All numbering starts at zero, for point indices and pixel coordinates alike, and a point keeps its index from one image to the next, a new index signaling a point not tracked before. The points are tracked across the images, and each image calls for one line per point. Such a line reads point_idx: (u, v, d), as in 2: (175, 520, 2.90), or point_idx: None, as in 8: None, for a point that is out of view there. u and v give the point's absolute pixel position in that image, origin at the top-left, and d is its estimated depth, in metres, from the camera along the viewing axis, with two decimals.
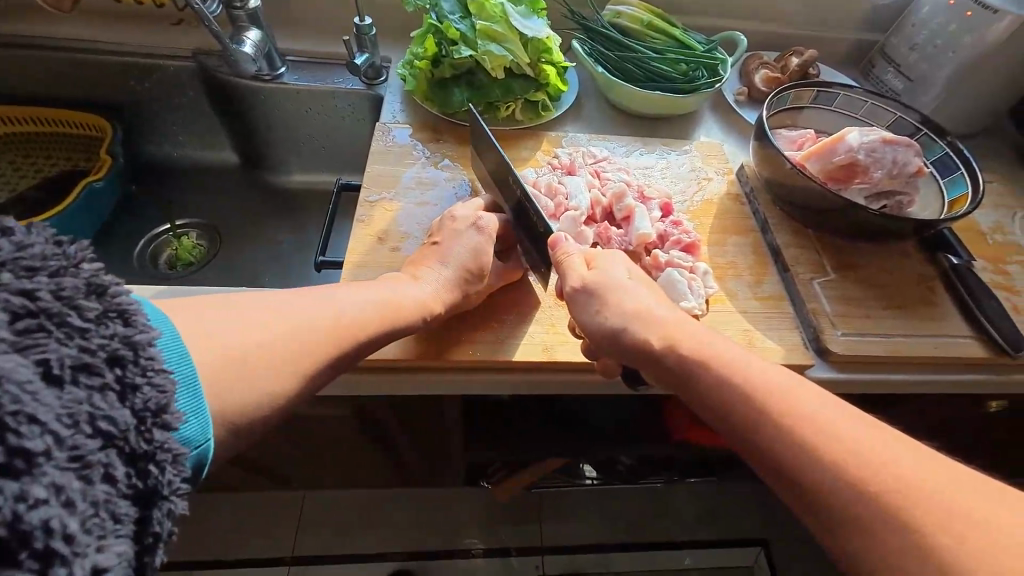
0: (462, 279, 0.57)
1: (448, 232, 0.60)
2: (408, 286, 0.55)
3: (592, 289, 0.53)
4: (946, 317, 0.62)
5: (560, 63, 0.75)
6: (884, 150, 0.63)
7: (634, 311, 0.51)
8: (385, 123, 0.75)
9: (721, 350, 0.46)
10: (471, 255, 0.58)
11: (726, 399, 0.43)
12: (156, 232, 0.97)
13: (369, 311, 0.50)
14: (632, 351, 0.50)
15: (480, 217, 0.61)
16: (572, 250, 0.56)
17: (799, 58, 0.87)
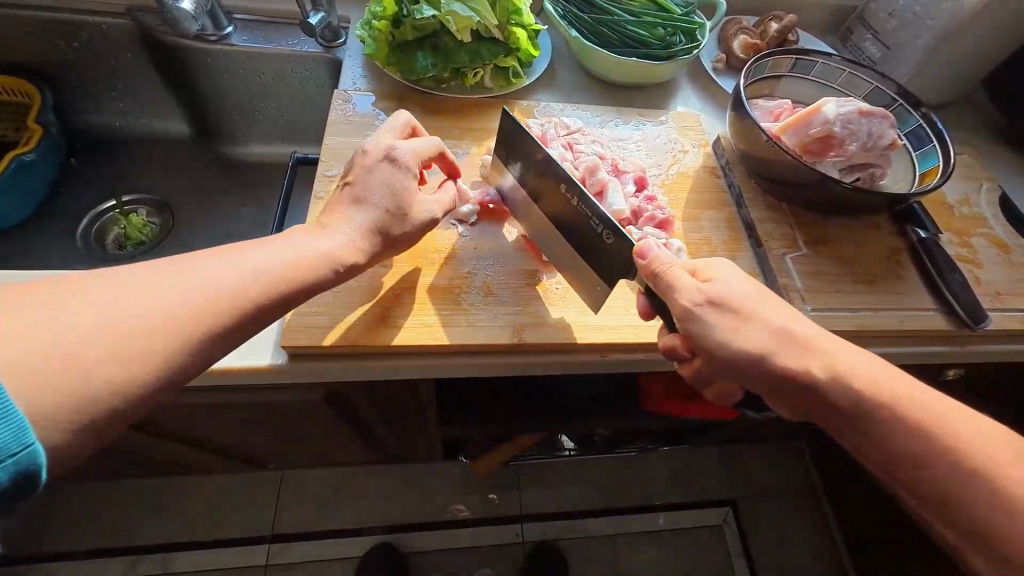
0: (383, 221, 0.52)
1: (360, 170, 0.53)
2: (315, 237, 0.49)
3: (718, 306, 0.46)
4: (912, 291, 0.63)
5: (531, 26, 0.71)
6: (861, 122, 0.61)
7: (777, 337, 0.45)
8: (345, 90, 0.70)
9: (883, 377, 0.43)
10: (392, 193, 0.53)
11: (879, 422, 0.42)
12: (100, 209, 0.90)
13: (256, 273, 0.44)
14: (758, 371, 0.45)
15: (393, 148, 0.54)
16: (668, 259, 0.49)
17: (778, 24, 0.84)
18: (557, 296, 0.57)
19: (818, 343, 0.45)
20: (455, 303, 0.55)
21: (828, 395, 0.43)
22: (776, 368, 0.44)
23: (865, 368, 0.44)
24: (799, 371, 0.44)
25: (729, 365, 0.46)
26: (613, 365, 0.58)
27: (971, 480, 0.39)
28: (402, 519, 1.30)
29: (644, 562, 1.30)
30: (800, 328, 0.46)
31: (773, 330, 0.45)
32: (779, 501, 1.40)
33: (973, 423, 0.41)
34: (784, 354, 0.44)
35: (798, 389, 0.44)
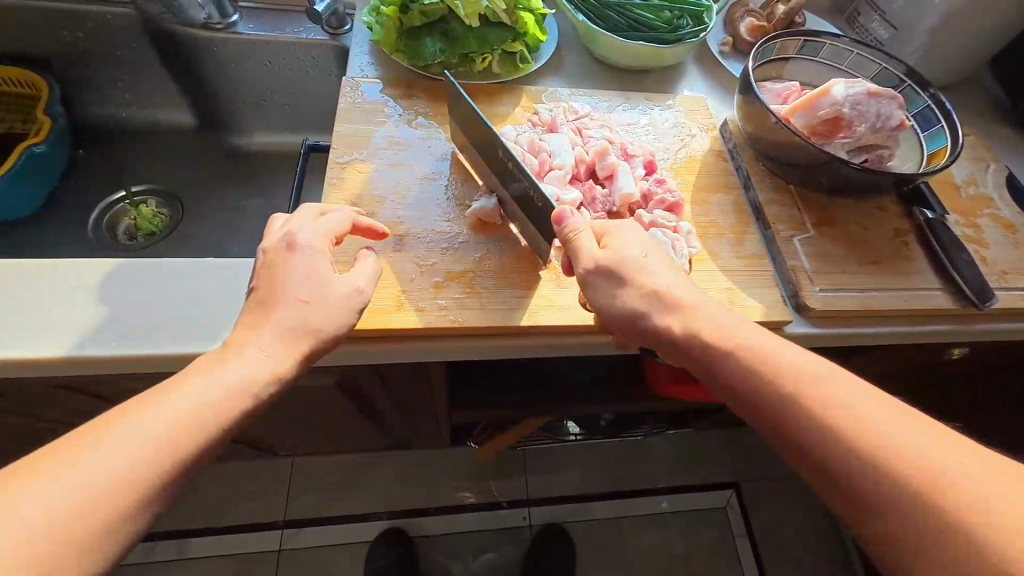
0: (304, 318, 0.45)
1: (265, 271, 0.47)
2: (239, 354, 0.42)
3: (608, 269, 0.49)
4: (918, 271, 0.64)
5: (538, 10, 0.70)
6: (869, 103, 0.61)
7: (655, 296, 0.48)
8: (353, 77, 0.70)
9: (743, 336, 0.46)
10: (308, 282, 0.46)
11: (773, 404, 0.43)
12: (110, 200, 0.90)
13: (234, 394, 0.40)
14: (654, 338, 0.49)
15: (299, 235, 0.48)
16: (580, 224, 0.52)
17: (786, 6, 0.84)
18: (567, 280, 0.58)
19: (688, 304, 0.48)
20: (469, 287, 0.56)
21: (691, 352, 0.47)
22: (650, 325, 0.48)
23: (729, 328, 0.46)
24: (666, 328, 0.48)
25: (613, 320, 0.50)
26: (624, 345, 0.59)
27: (816, 434, 0.40)
28: (411, 504, 1.32)
29: (648, 544, 1.33)
30: (677, 289, 0.49)
31: (651, 291, 0.48)
32: (781, 483, 1.42)
33: (832, 379, 0.42)
34: (658, 314, 0.48)
35: (667, 346, 0.48)
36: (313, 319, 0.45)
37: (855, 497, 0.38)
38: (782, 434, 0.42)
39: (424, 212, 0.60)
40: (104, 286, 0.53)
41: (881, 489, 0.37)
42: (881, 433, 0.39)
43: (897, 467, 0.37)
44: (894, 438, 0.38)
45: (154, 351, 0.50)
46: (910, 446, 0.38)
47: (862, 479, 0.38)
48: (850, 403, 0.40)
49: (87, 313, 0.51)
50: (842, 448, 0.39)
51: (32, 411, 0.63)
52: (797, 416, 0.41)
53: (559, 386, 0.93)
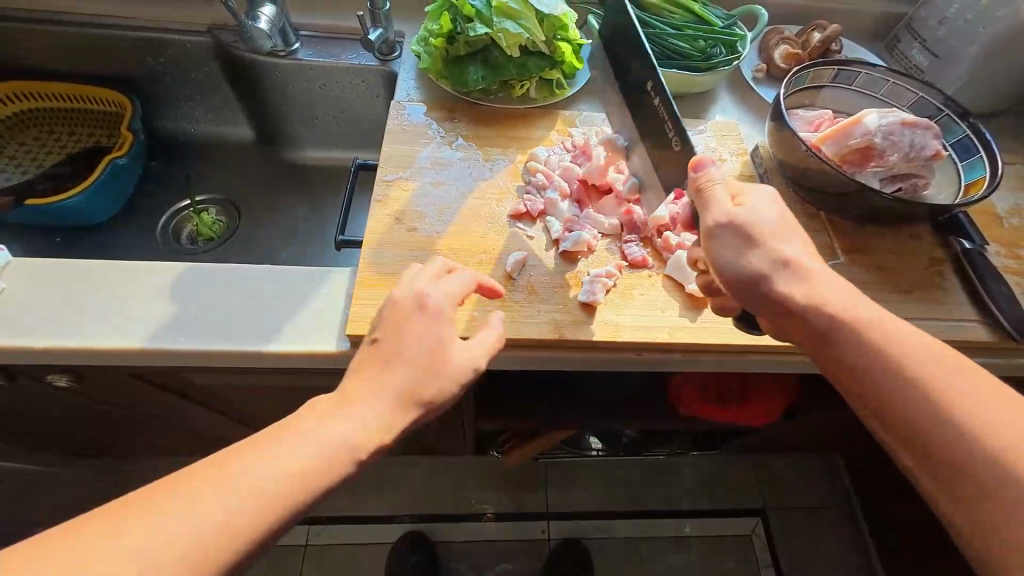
0: (421, 385, 0.44)
1: (391, 325, 0.46)
2: (345, 413, 0.42)
3: (741, 226, 0.49)
4: (952, 301, 0.63)
5: (576, 40, 0.74)
6: (903, 133, 0.62)
7: (785, 265, 0.49)
8: (400, 100, 0.75)
9: (877, 321, 0.47)
10: (427, 350, 0.45)
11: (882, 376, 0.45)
12: (176, 207, 0.99)
13: (325, 462, 0.40)
14: (771, 300, 0.49)
15: (427, 294, 0.48)
16: (717, 176, 0.52)
17: (821, 34, 0.85)
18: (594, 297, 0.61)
19: (818, 276, 0.49)
20: (500, 300, 0.59)
21: (817, 327, 0.48)
22: (772, 291, 0.49)
23: (854, 304, 0.48)
24: (790, 295, 0.48)
25: (728, 278, 0.50)
26: (649, 363, 0.61)
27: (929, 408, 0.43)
28: (433, 509, 1.35)
29: (668, 569, 1.31)
30: (810, 263, 0.49)
31: (781, 259, 0.49)
32: (811, 514, 1.37)
33: (951, 360, 0.44)
34: (787, 282, 0.48)
35: (787, 312, 0.49)
36: (428, 385, 0.44)
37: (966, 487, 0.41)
38: (888, 400, 0.45)
39: (461, 227, 0.64)
40: (175, 286, 0.59)
41: (989, 473, 0.40)
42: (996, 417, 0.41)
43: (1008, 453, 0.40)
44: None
45: (219, 346, 0.56)
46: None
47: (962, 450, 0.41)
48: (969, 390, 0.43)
49: (146, 312, 0.57)
50: (950, 423, 0.42)
51: (104, 395, 0.70)
52: (909, 389, 0.44)
53: (583, 400, 0.94)
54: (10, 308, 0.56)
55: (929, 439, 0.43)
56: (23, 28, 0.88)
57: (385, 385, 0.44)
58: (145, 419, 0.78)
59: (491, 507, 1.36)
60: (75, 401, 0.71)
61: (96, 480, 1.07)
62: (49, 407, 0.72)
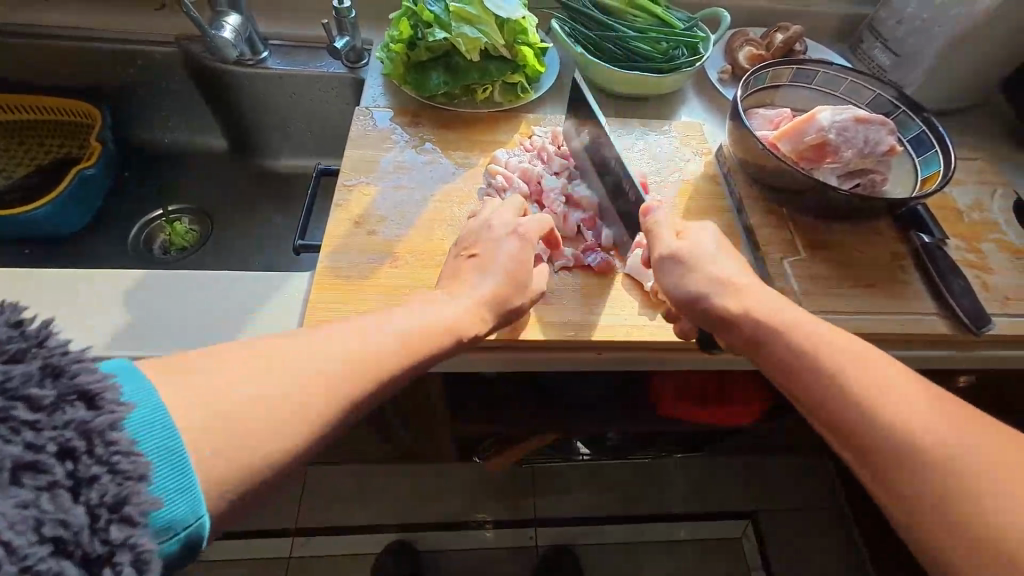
0: (502, 292, 0.55)
1: (484, 240, 0.59)
2: (441, 306, 0.52)
3: (679, 256, 0.55)
4: (912, 295, 0.63)
5: (537, 44, 0.75)
6: (856, 130, 0.63)
7: (717, 282, 0.54)
8: (366, 106, 0.76)
9: (790, 313, 0.51)
10: (515, 261, 0.57)
11: (802, 379, 0.47)
12: (149, 217, 0.98)
13: (394, 350, 0.46)
14: (710, 318, 0.54)
15: (518, 223, 0.59)
16: (663, 219, 0.58)
17: (784, 35, 0.87)
18: (553, 297, 0.61)
19: (744, 287, 0.53)
20: None
21: (746, 335, 0.52)
22: (710, 309, 0.53)
23: (784, 312, 0.51)
24: (726, 309, 0.52)
25: (675, 300, 0.55)
26: (610, 363, 0.60)
27: (859, 415, 0.43)
28: (418, 519, 1.33)
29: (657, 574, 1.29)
30: (739, 279, 0.54)
31: (718, 281, 0.54)
32: (801, 516, 1.36)
33: (884, 370, 0.45)
34: (720, 297, 0.53)
35: (722, 326, 0.53)
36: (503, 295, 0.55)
37: (894, 473, 0.41)
38: (827, 413, 0.45)
39: (422, 231, 0.64)
40: (131, 293, 0.59)
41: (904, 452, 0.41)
42: (926, 418, 0.41)
43: (936, 451, 0.40)
44: (947, 434, 0.40)
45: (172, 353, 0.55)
46: (954, 436, 0.40)
47: (899, 453, 0.41)
48: (895, 393, 0.43)
49: (102, 322, 0.57)
50: (881, 429, 0.42)
51: None
52: (838, 393, 0.45)
53: (562, 403, 0.93)
54: None
55: (865, 444, 0.43)
56: None
57: (471, 288, 0.55)
58: None
59: (491, 515, 1.34)
60: None
61: None
62: None
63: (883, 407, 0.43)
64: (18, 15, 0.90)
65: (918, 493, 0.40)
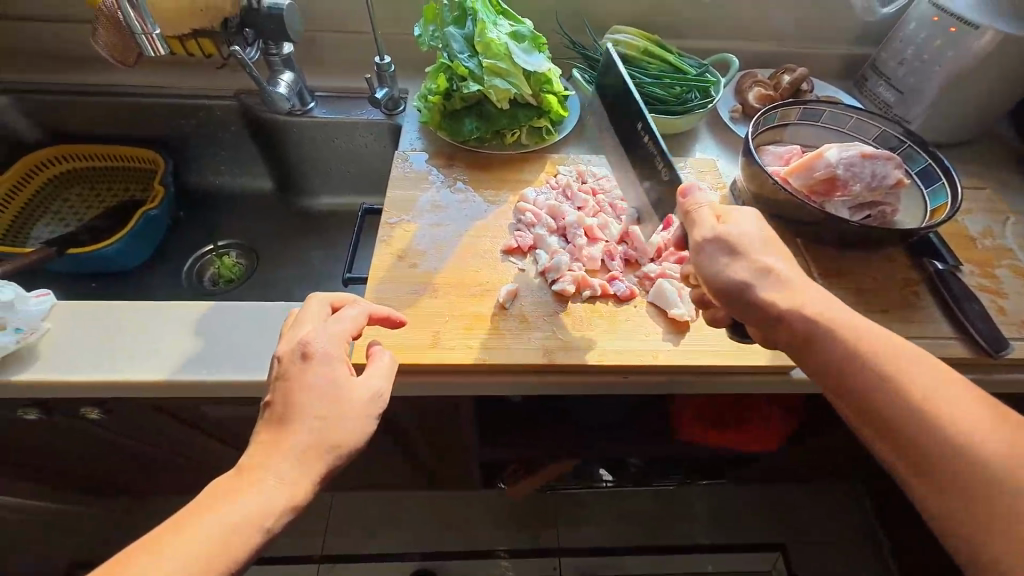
0: (318, 436, 0.47)
1: (280, 385, 0.50)
2: (264, 468, 0.45)
3: (722, 241, 0.54)
4: (929, 320, 0.66)
5: (560, 92, 0.82)
6: (864, 165, 0.67)
7: (764, 273, 0.52)
8: (403, 150, 0.83)
9: (842, 317, 0.50)
10: (324, 394, 0.49)
11: (852, 375, 0.48)
12: (201, 251, 1.07)
13: (267, 502, 0.44)
14: (754, 308, 0.53)
15: (304, 342, 0.51)
16: (704, 200, 0.56)
17: (790, 77, 0.92)
18: (582, 322, 0.65)
19: (795, 283, 0.52)
20: (494, 328, 0.63)
21: (797, 331, 0.51)
22: (754, 298, 0.52)
23: (834, 313, 0.51)
24: (771, 300, 0.52)
25: (716, 289, 0.54)
26: (636, 386, 0.64)
27: (914, 415, 0.44)
28: (442, 546, 1.33)
29: None
30: (785, 269, 0.53)
31: (762, 268, 0.53)
32: (831, 547, 1.33)
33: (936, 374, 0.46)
34: (765, 288, 0.52)
35: (763, 317, 0.53)
36: (333, 435, 0.48)
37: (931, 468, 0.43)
38: (873, 409, 0.47)
39: (459, 263, 0.69)
40: (198, 324, 0.65)
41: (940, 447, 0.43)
42: (964, 414, 0.43)
43: (978, 449, 0.42)
44: (987, 435, 0.42)
45: (235, 378, 0.61)
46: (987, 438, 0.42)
47: (961, 472, 0.42)
48: (938, 389, 0.45)
49: (172, 350, 0.63)
50: (928, 424, 0.44)
51: (127, 429, 0.74)
52: (886, 387, 0.46)
53: (585, 428, 0.95)
54: (51, 349, 0.62)
55: (908, 441, 0.44)
56: (76, 102, 1.00)
57: (283, 447, 0.46)
58: (162, 454, 0.82)
59: (504, 544, 1.34)
60: (101, 436, 0.75)
61: (114, 519, 1.09)
62: (73, 443, 0.76)
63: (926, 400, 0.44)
64: (97, 76, 1.02)
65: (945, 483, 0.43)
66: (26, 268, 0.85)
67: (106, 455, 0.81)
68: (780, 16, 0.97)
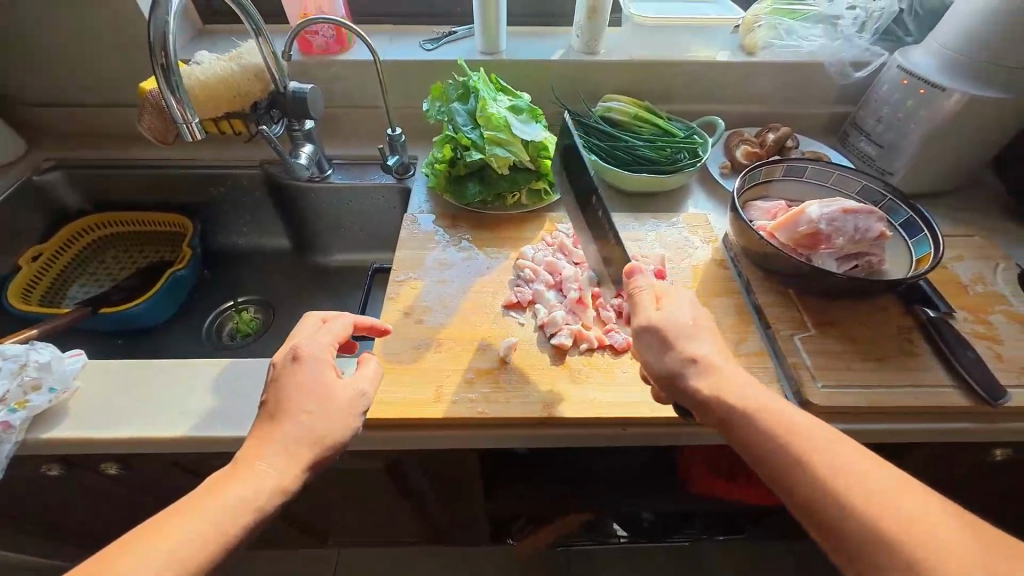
0: (305, 431, 0.51)
1: (273, 385, 0.54)
2: (251, 464, 0.48)
3: (658, 330, 0.57)
4: (925, 367, 0.67)
5: (557, 156, 0.89)
6: (845, 220, 0.70)
7: (693, 361, 0.55)
8: (412, 212, 0.89)
9: (761, 398, 0.52)
10: (314, 394, 0.53)
11: (778, 461, 0.48)
12: (221, 307, 1.13)
13: (252, 497, 0.46)
14: (687, 396, 0.55)
15: (297, 346, 0.56)
16: (643, 285, 0.62)
17: (775, 135, 0.98)
18: (581, 375, 0.67)
19: (720, 369, 0.55)
20: (496, 382, 0.66)
21: (718, 414, 0.53)
22: (685, 385, 0.55)
23: (754, 396, 0.52)
24: (698, 388, 0.54)
25: (655, 377, 0.57)
26: (635, 438, 0.65)
27: (837, 500, 0.45)
28: None
29: None
30: (710, 355, 0.56)
31: (690, 358, 0.56)
32: None
33: (854, 455, 0.47)
34: (694, 378, 0.54)
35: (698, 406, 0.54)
36: (320, 430, 0.51)
37: (862, 554, 0.43)
38: (801, 493, 0.47)
39: (462, 318, 0.73)
40: (217, 380, 0.69)
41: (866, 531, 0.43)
42: (886, 496, 0.44)
43: (905, 530, 0.42)
44: (909, 518, 0.43)
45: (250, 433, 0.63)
46: (912, 522, 0.43)
47: (889, 557, 0.42)
48: (860, 469, 0.46)
49: (191, 406, 0.66)
50: (849, 509, 0.44)
51: (143, 484, 0.76)
52: (809, 474, 0.47)
53: (593, 480, 0.94)
54: (79, 406, 0.66)
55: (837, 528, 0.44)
56: (117, 174, 1.10)
57: (275, 442, 0.50)
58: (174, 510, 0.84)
59: None
60: (118, 491, 0.77)
61: None
62: (90, 498, 0.78)
63: (844, 485, 0.45)
64: (138, 151, 1.13)
65: (880, 572, 0.42)
66: (60, 328, 0.91)
67: (120, 512, 0.83)
68: (761, 82, 1.05)
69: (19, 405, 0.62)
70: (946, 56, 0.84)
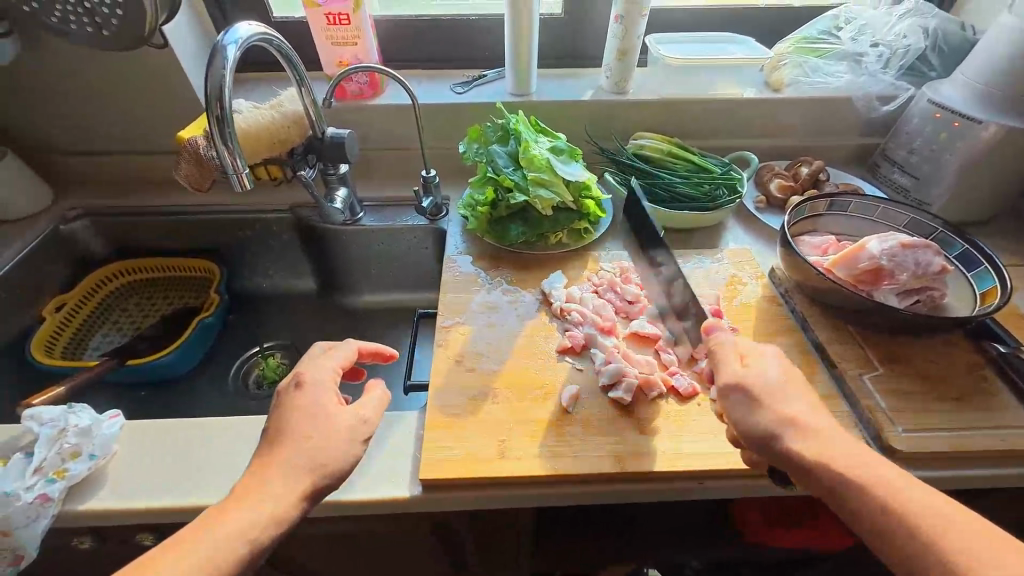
0: (309, 456, 0.50)
1: (276, 410, 0.55)
2: (246, 497, 0.47)
3: (747, 390, 0.54)
4: (1006, 407, 0.64)
5: (598, 195, 0.88)
6: (905, 255, 0.69)
7: (785, 421, 0.52)
8: (451, 254, 0.88)
9: (856, 457, 0.49)
10: (315, 419, 0.53)
11: (866, 518, 0.46)
12: (247, 354, 1.09)
13: (248, 530, 0.45)
14: (779, 455, 0.52)
15: (300, 372, 0.57)
16: (726, 338, 0.60)
17: (808, 168, 0.99)
18: (649, 425, 0.64)
19: (819, 430, 0.51)
20: (561, 435, 0.62)
21: (814, 478, 0.49)
22: (780, 447, 0.51)
23: (852, 459, 0.49)
24: (799, 452, 0.50)
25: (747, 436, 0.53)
26: (711, 492, 0.61)
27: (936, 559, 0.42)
28: None
29: None
30: (808, 417, 0.52)
31: (786, 418, 0.52)
32: None
33: (953, 516, 0.43)
34: (786, 438, 0.51)
35: (798, 469, 0.50)
36: (319, 457, 0.51)
37: None
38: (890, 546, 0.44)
39: (516, 365, 0.70)
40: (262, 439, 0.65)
41: None
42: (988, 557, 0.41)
43: None
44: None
45: None
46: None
47: None
48: (958, 530, 0.43)
49: (234, 469, 0.62)
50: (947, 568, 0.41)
51: None
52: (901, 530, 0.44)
53: (647, 531, 0.89)
54: (115, 472, 0.61)
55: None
56: (144, 220, 1.09)
57: (273, 470, 0.49)
58: None
59: None
60: None
61: None
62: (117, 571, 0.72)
63: (939, 544, 0.42)
64: (165, 196, 1.11)
65: None
66: (86, 382, 0.88)
67: None
68: (788, 116, 1.06)
69: (57, 474, 0.58)
70: (976, 90, 0.86)
